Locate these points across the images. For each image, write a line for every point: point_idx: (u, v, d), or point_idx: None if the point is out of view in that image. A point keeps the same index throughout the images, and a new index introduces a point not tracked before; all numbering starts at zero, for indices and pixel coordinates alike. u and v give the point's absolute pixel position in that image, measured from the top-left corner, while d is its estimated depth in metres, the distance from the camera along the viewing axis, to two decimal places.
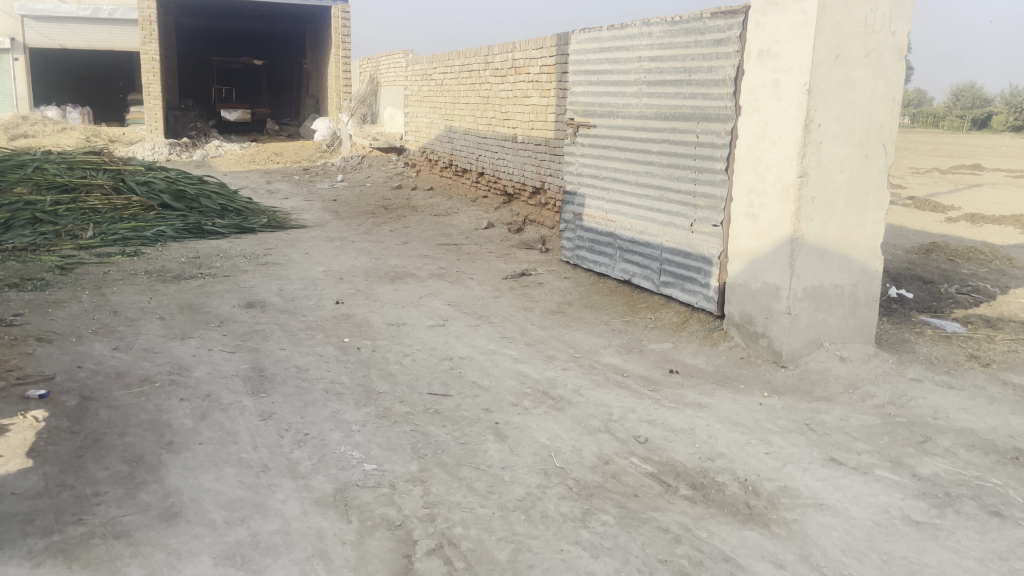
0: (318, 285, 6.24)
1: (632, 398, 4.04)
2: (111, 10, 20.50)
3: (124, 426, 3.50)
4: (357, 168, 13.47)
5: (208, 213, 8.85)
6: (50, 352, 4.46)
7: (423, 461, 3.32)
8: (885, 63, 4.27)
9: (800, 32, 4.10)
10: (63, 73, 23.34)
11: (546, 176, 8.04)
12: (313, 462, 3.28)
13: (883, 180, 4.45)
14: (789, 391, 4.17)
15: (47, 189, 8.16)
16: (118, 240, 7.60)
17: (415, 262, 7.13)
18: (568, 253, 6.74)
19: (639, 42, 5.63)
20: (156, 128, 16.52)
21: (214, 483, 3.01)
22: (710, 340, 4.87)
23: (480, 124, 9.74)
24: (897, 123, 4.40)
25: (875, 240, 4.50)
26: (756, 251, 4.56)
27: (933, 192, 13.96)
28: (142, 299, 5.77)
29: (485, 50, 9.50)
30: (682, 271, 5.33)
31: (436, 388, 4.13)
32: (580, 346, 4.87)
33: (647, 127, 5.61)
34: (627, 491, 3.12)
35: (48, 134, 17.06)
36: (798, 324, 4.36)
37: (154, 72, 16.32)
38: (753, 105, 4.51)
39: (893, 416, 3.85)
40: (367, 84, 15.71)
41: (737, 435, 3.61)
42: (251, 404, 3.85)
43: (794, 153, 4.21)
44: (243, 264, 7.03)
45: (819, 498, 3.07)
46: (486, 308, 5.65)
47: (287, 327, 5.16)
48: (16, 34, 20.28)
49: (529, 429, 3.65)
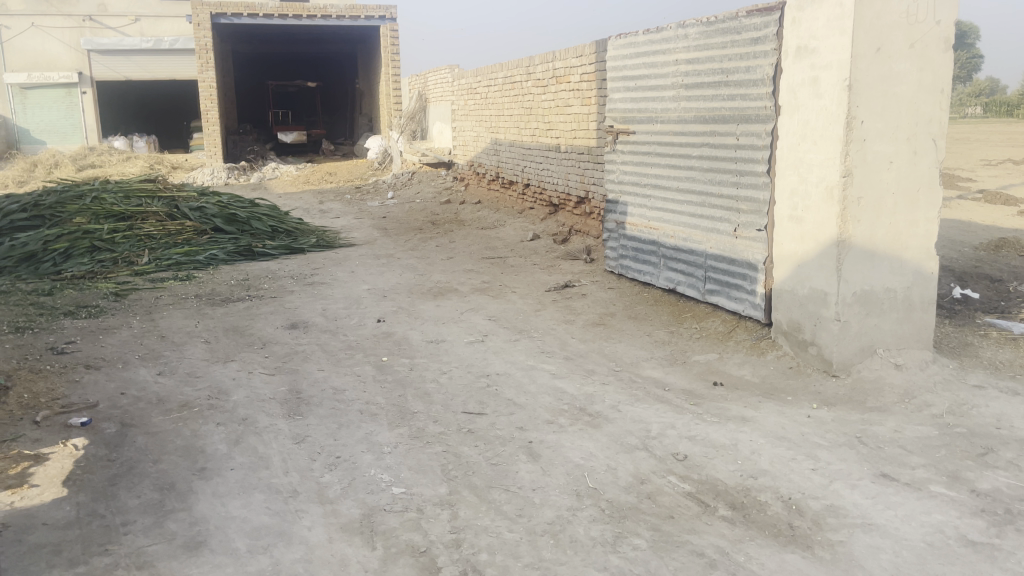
0: (361, 304, 6.26)
1: (672, 413, 3.90)
2: (173, 40, 21.39)
3: (159, 453, 3.52)
4: (407, 184, 13.55)
5: (260, 235, 9.00)
6: (96, 379, 4.54)
7: (453, 483, 3.25)
8: (930, 54, 4.06)
9: (838, 26, 3.92)
10: (129, 103, 24.17)
11: (590, 184, 7.93)
12: (342, 486, 3.24)
13: (934, 177, 4.22)
14: (840, 401, 3.97)
15: (104, 218, 8.40)
16: (171, 265, 7.77)
17: (459, 277, 7.09)
18: (612, 263, 6.60)
19: (675, 44, 5.50)
20: (215, 153, 16.95)
21: (241, 511, 3.00)
22: (757, 349, 4.68)
23: (525, 135, 9.68)
24: (946, 116, 4.17)
25: (928, 240, 4.27)
26: (802, 255, 4.37)
27: (1007, 185, 13.34)
28: (190, 323, 5.85)
29: (526, 61, 9.45)
30: (728, 277, 5.15)
31: (471, 407, 4.06)
32: (622, 359, 4.75)
33: (687, 131, 5.46)
34: (662, 513, 2.99)
35: (113, 164, 17.67)
36: (848, 331, 4.15)
37: (211, 99, 16.76)
38: (792, 104, 4.34)
39: (952, 426, 3.62)
40: (416, 100, 15.85)
41: (782, 450, 3.44)
42: (286, 427, 3.85)
43: (836, 153, 4.02)
44: (290, 285, 7.11)
45: (867, 518, 2.89)
46: (527, 322, 5.56)
47: (328, 347, 5.16)
48: (83, 68, 21.12)
49: (563, 448, 3.55)
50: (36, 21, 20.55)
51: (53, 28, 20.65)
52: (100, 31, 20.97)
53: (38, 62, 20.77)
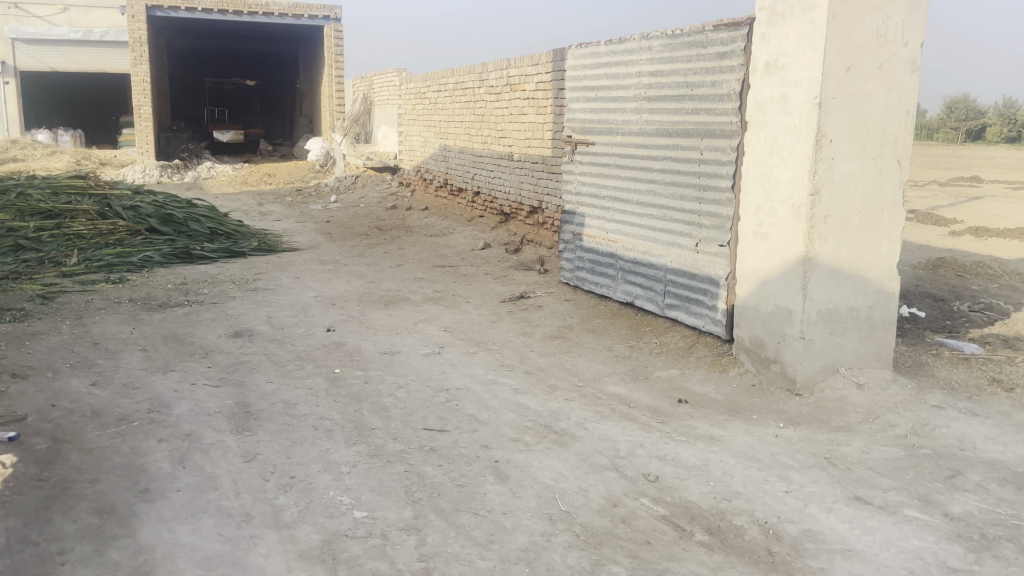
0: (308, 312, 6.02)
1: (639, 431, 3.81)
2: (102, 32, 20.46)
3: (96, 472, 3.25)
4: (350, 188, 13.25)
5: (197, 237, 8.63)
6: (23, 389, 4.21)
7: (417, 506, 3.08)
8: (897, 75, 4.09)
9: (809, 43, 3.91)
10: (54, 94, 23.09)
11: (544, 194, 7.86)
12: (299, 509, 3.04)
13: (898, 197, 4.25)
14: (805, 421, 3.93)
15: (30, 216, 7.94)
16: (103, 267, 7.37)
17: (410, 285, 6.91)
18: (567, 274, 6.53)
19: (639, 56, 5.44)
20: (147, 150, 16.32)
21: (190, 537, 2.78)
22: (719, 366, 4.64)
23: (476, 143, 9.56)
24: (911, 137, 4.21)
25: (891, 260, 4.29)
26: (766, 272, 4.35)
27: (935, 205, 13.81)
28: (124, 330, 5.52)
29: (479, 67, 9.33)
30: (688, 293, 5.11)
31: (432, 423, 3.90)
32: (583, 374, 4.65)
33: (648, 144, 5.42)
34: (639, 538, 2.89)
35: (37, 159, 16.84)
36: (812, 349, 4.13)
37: (144, 94, 16.12)
38: (760, 121, 4.31)
39: (917, 448, 3.62)
40: (360, 103, 15.55)
41: (754, 472, 3.38)
42: (234, 444, 3.62)
43: (804, 170, 4.01)
44: (232, 290, 6.80)
45: (845, 543, 2.84)
46: (484, 334, 5.43)
47: (276, 358, 4.92)
48: (6, 58, 20.15)
49: (531, 468, 3.42)
50: None
51: None
52: (26, 20, 19.97)
53: None
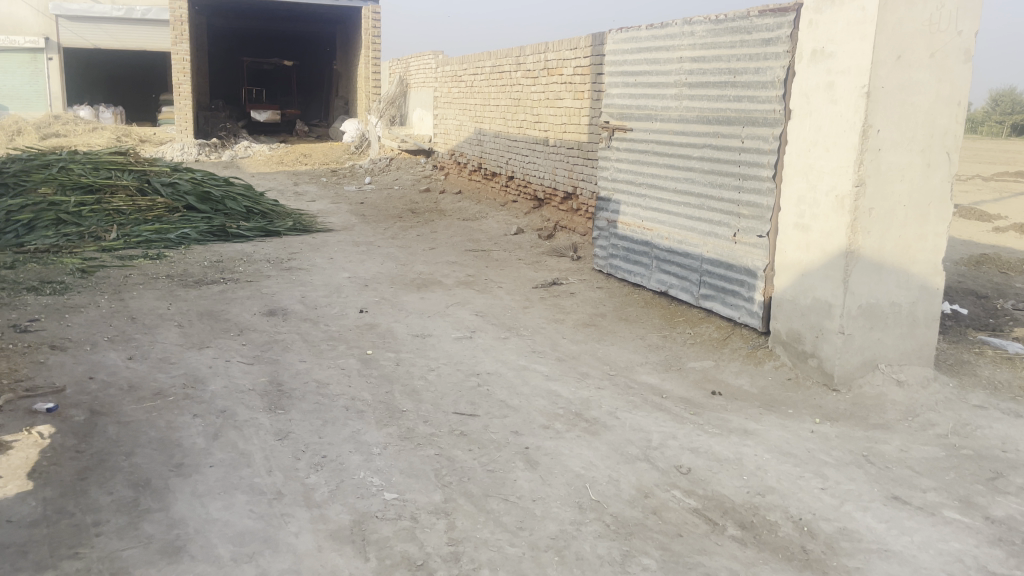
0: (342, 293, 6.04)
1: (672, 423, 3.76)
2: (145, 10, 20.73)
3: (132, 445, 3.29)
4: (385, 170, 13.28)
5: (234, 215, 8.69)
6: (62, 361, 4.28)
7: (447, 490, 3.07)
8: (949, 65, 3.97)
9: (858, 31, 3.81)
10: (96, 71, 23.37)
11: (579, 181, 7.81)
12: (330, 489, 3.05)
13: (946, 191, 4.13)
14: (842, 417, 3.86)
15: (71, 190, 8.05)
16: (141, 243, 7.46)
17: (442, 269, 6.91)
18: (601, 262, 6.47)
19: (681, 41, 5.36)
20: (186, 128, 16.49)
21: (223, 513, 2.79)
22: (754, 359, 4.57)
23: (511, 127, 9.50)
24: (962, 129, 4.09)
25: (936, 255, 4.19)
26: (806, 264, 4.26)
27: (979, 200, 13.49)
28: (161, 305, 5.58)
29: (516, 51, 9.27)
30: (724, 283, 5.04)
31: (463, 407, 3.89)
32: (615, 362, 4.61)
33: (688, 131, 5.33)
34: (670, 531, 2.85)
35: (79, 134, 17.11)
36: (851, 344, 4.05)
37: (185, 72, 16.25)
38: (804, 109, 4.22)
39: (958, 448, 3.54)
40: (396, 85, 15.54)
41: (788, 467, 3.32)
42: (267, 422, 3.64)
43: (849, 162, 3.92)
44: (267, 269, 6.84)
45: (882, 543, 2.78)
46: (516, 319, 5.41)
47: (309, 337, 4.95)
48: (50, 34, 20.37)
49: (562, 456, 3.39)
50: None
51: None
52: None
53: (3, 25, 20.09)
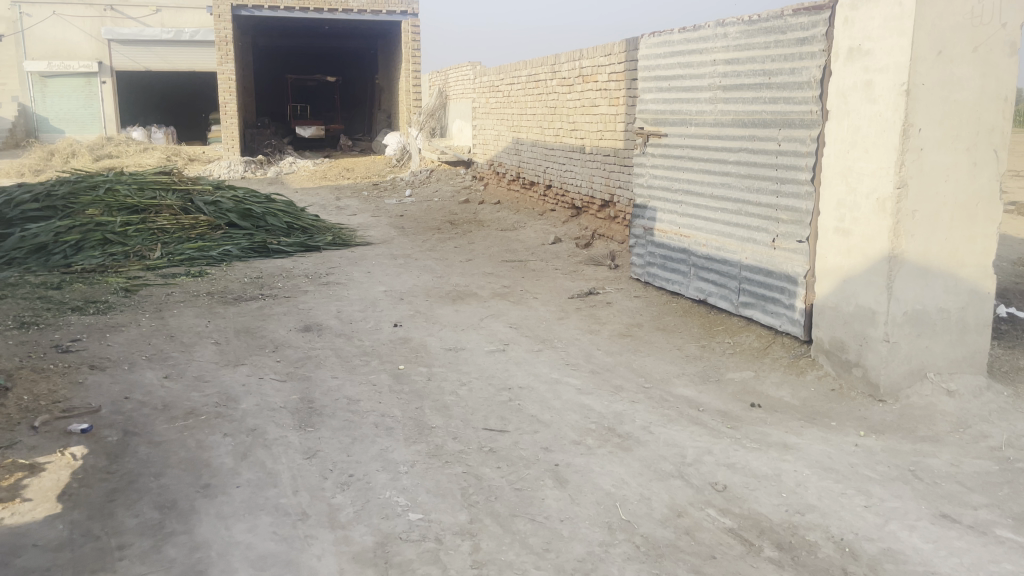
0: (377, 307, 6.04)
1: (708, 437, 3.64)
2: (193, 32, 21.07)
3: (161, 465, 3.30)
4: (425, 182, 13.33)
5: (275, 232, 8.78)
6: (100, 381, 4.33)
7: (473, 510, 3.01)
8: (995, 58, 3.79)
9: (896, 26, 3.66)
10: (148, 94, 23.98)
11: (616, 188, 7.71)
12: (355, 509, 3.01)
13: (994, 191, 3.94)
14: (888, 429, 3.69)
15: (117, 210, 8.21)
16: (184, 260, 7.58)
17: (478, 280, 6.87)
18: (638, 271, 6.36)
19: (714, 44, 5.24)
20: (232, 146, 16.79)
21: (246, 535, 2.77)
22: (796, 368, 4.42)
23: (548, 135, 9.44)
24: (1010, 125, 3.90)
25: (986, 258, 3.99)
26: (848, 270, 4.10)
27: None
28: (200, 323, 5.64)
29: (552, 59, 9.21)
30: (764, 290, 4.89)
31: (493, 423, 3.82)
32: (651, 374, 4.50)
33: (723, 135, 5.20)
34: (703, 552, 2.74)
35: (130, 155, 17.56)
36: (897, 353, 3.88)
37: (230, 91, 16.57)
38: (842, 109, 4.07)
39: (1013, 461, 3.35)
40: (435, 97, 15.61)
41: (830, 484, 3.18)
42: (296, 440, 3.62)
43: (890, 162, 3.76)
44: (305, 284, 6.88)
45: (929, 565, 2.63)
46: (550, 331, 5.33)
47: (342, 353, 4.94)
48: (103, 58, 21.01)
49: (592, 473, 3.31)
50: (57, 9, 20.57)
51: (74, 17, 20.62)
52: (122, 21, 20.86)
53: (59, 51, 20.80)
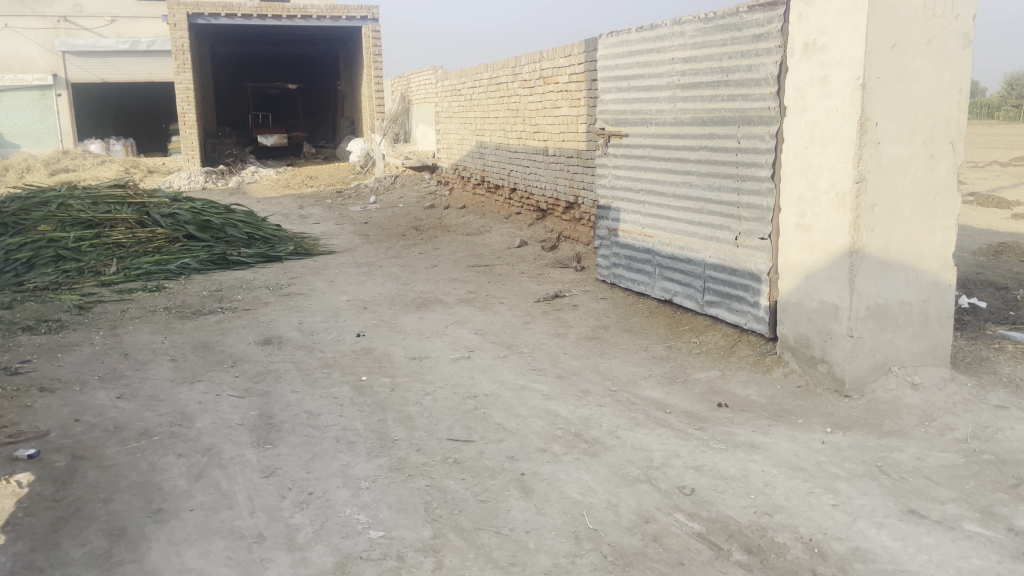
0: (339, 317, 5.93)
1: (675, 440, 3.59)
2: (150, 41, 21.01)
3: (111, 491, 3.18)
4: (390, 188, 13.20)
5: (235, 243, 8.61)
6: (49, 403, 4.18)
7: (436, 525, 2.93)
8: (948, 51, 3.79)
9: (849, 21, 3.65)
10: (105, 107, 23.49)
11: (579, 189, 7.67)
12: (314, 529, 2.91)
13: (952, 182, 3.95)
14: (855, 425, 3.67)
15: (70, 225, 7.98)
16: (141, 275, 7.40)
17: (443, 287, 6.79)
18: (604, 272, 6.31)
19: (671, 42, 5.21)
20: (192, 156, 16.52)
21: (199, 562, 2.67)
22: (762, 366, 4.39)
23: (511, 138, 9.37)
24: (965, 118, 3.91)
25: (945, 250, 4.00)
26: (810, 266, 4.08)
27: (997, 186, 13.17)
28: (156, 339, 5.49)
29: (512, 62, 9.15)
30: (729, 288, 4.86)
31: (458, 433, 3.74)
32: (618, 377, 4.45)
33: (684, 134, 5.17)
34: (671, 559, 2.69)
35: (88, 169, 17.19)
36: (861, 348, 3.86)
37: (188, 101, 16.28)
38: (799, 105, 4.05)
39: (979, 453, 3.34)
40: (398, 102, 15.49)
41: (797, 483, 3.15)
42: (254, 459, 3.51)
43: (848, 157, 3.74)
44: (266, 296, 6.74)
45: (899, 563, 2.60)
46: (516, 336, 5.26)
47: (303, 365, 4.83)
48: (57, 71, 20.58)
49: (558, 481, 3.24)
50: (9, 21, 19.99)
51: (27, 29, 20.09)
52: (75, 32, 20.42)
53: (11, 65, 20.27)
